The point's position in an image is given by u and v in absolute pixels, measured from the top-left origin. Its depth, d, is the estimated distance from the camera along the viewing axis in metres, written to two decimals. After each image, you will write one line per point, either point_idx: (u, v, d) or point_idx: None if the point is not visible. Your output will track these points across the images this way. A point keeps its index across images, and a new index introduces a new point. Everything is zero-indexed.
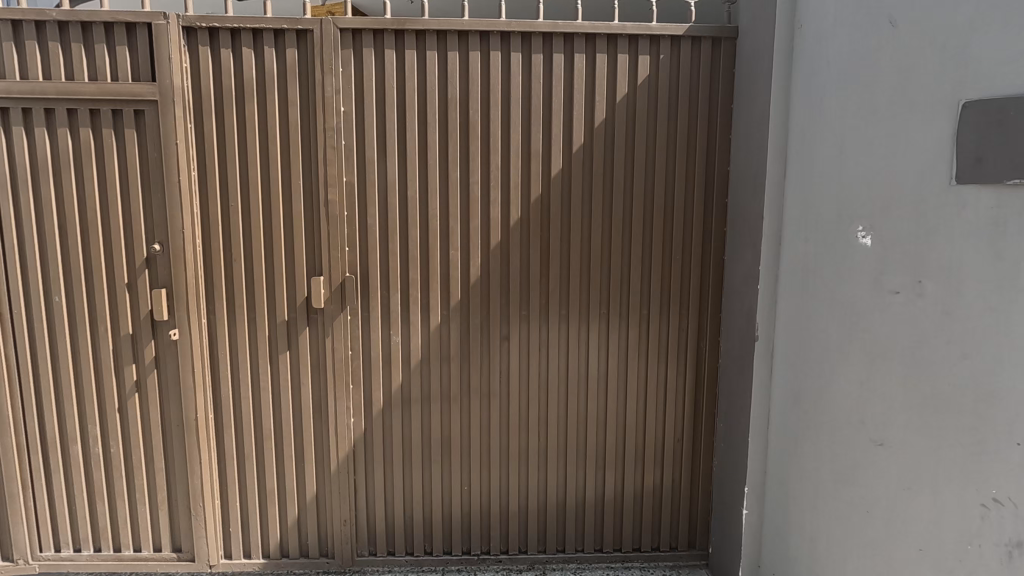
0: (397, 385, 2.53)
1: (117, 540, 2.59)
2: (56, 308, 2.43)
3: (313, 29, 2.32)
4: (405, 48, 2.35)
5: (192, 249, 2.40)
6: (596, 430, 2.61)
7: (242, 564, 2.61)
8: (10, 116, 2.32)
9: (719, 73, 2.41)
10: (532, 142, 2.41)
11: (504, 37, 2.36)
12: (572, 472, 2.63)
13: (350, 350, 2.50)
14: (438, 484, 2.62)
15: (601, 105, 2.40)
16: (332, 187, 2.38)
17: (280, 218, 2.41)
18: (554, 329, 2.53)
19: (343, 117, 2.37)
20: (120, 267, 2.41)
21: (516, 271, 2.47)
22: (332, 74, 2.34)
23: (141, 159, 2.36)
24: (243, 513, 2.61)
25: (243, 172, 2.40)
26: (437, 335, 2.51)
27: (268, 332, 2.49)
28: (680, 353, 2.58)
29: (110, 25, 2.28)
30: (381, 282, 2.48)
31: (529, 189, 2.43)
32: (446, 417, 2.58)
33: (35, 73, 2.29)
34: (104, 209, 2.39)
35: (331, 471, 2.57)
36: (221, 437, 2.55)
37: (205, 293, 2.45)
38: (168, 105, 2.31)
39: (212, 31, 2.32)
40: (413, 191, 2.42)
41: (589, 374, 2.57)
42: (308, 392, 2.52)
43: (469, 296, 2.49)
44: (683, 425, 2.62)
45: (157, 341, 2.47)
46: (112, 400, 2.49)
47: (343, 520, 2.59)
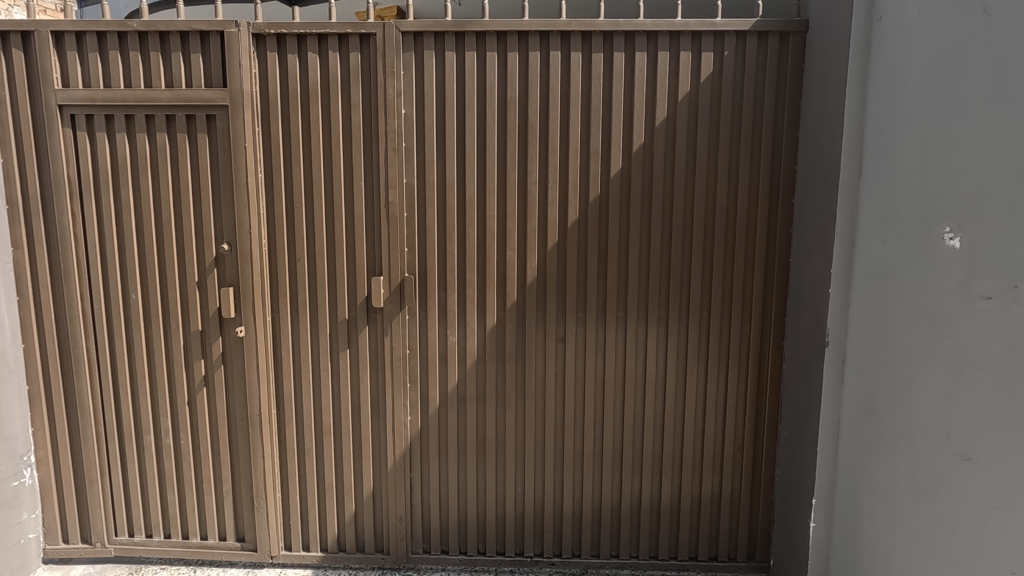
0: (454, 384, 2.55)
1: (185, 527, 2.71)
2: (133, 304, 2.55)
3: (376, 33, 2.36)
4: (465, 49, 2.36)
5: (258, 250, 2.48)
6: (653, 434, 2.57)
7: (302, 556, 2.68)
8: (94, 123, 2.45)
9: (786, 69, 2.32)
10: (591, 142, 2.38)
11: (564, 36, 2.34)
12: (628, 476, 2.60)
13: (408, 349, 2.53)
14: (492, 483, 2.63)
15: (663, 104, 2.36)
16: (393, 188, 2.43)
17: (341, 219, 2.46)
18: (611, 331, 2.50)
19: (404, 119, 2.40)
20: (192, 267, 2.51)
21: (573, 272, 2.45)
22: (394, 77, 2.37)
23: (212, 163, 2.45)
24: (303, 506, 2.68)
25: (307, 174, 2.46)
26: (493, 334, 2.52)
27: (329, 330, 2.55)
28: (742, 358, 2.51)
29: (185, 34, 2.37)
30: (439, 282, 2.51)
31: (587, 188, 2.41)
32: (501, 417, 2.59)
33: (117, 81, 2.41)
34: (178, 210, 2.49)
35: (388, 468, 2.61)
36: (283, 431, 2.62)
37: (271, 291, 2.53)
38: (237, 109, 2.39)
39: (280, 37, 2.39)
40: (471, 191, 2.43)
41: (646, 378, 2.53)
42: (366, 390, 2.57)
43: (526, 297, 2.48)
44: (744, 432, 2.54)
45: (224, 337, 2.56)
46: (183, 393, 2.60)
47: (398, 517, 2.63)
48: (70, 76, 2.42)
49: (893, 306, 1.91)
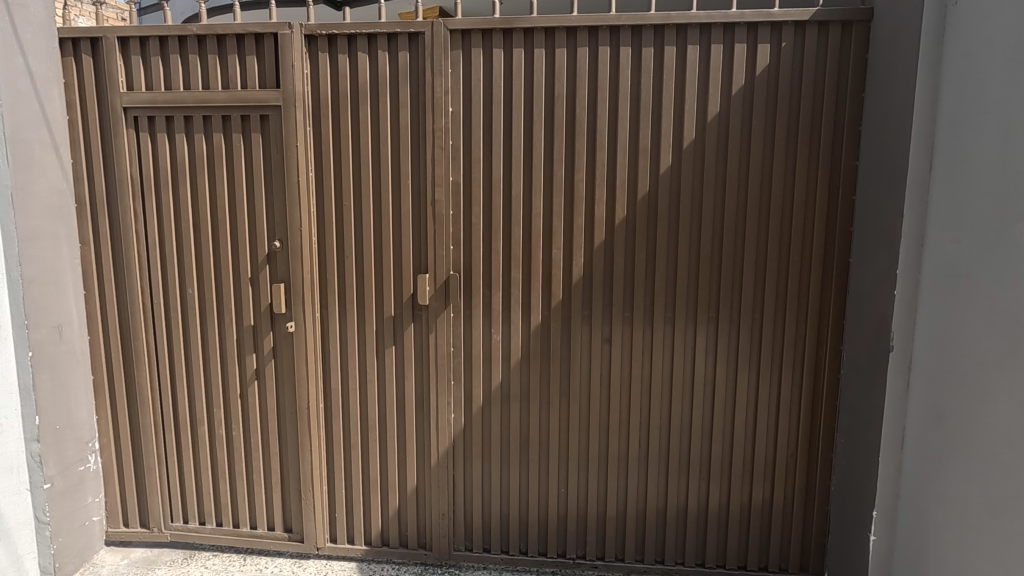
0: (497, 382, 2.55)
1: (236, 515, 2.79)
2: (190, 299, 2.64)
3: (424, 31, 2.37)
4: (513, 46, 2.35)
5: (309, 247, 2.53)
6: (701, 438, 2.50)
7: (346, 549, 2.72)
8: (156, 124, 2.55)
9: (848, 60, 2.21)
10: (640, 137, 2.33)
11: (614, 31, 2.30)
12: (675, 480, 2.54)
13: (452, 346, 2.54)
14: (535, 483, 2.61)
15: (716, 99, 2.29)
16: (439, 186, 2.43)
17: (389, 217, 2.49)
18: (659, 331, 2.44)
19: (451, 117, 2.41)
20: (246, 263, 2.58)
21: (620, 271, 2.41)
22: (442, 75, 2.38)
23: (265, 162, 2.51)
24: (349, 500, 2.73)
25: (356, 172, 2.50)
26: (538, 333, 2.50)
27: (376, 327, 2.58)
28: (796, 362, 2.41)
29: (240, 36, 2.44)
30: (483, 280, 2.50)
31: (636, 186, 2.37)
32: (545, 417, 2.57)
33: (177, 83, 2.50)
34: (233, 208, 2.56)
35: (431, 464, 2.63)
36: (331, 425, 2.67)
37: (320, 288, 2.58)
38: (290, 109, 2.45)
39: (331, 37, 2.42)
40: (517, 189, 2.42)
41: (695, 381, 2.47)
42: (411, 387, 2.59)
43: (571, 296, 2.45)
44: (798, 438, 2.45)
45: (275, 332, 2.63)
46: (235, 386, 2.68)
47: (441, 514, 2.65)
48: (133, 80, 2.53)
49: (966, 309, 1.80)
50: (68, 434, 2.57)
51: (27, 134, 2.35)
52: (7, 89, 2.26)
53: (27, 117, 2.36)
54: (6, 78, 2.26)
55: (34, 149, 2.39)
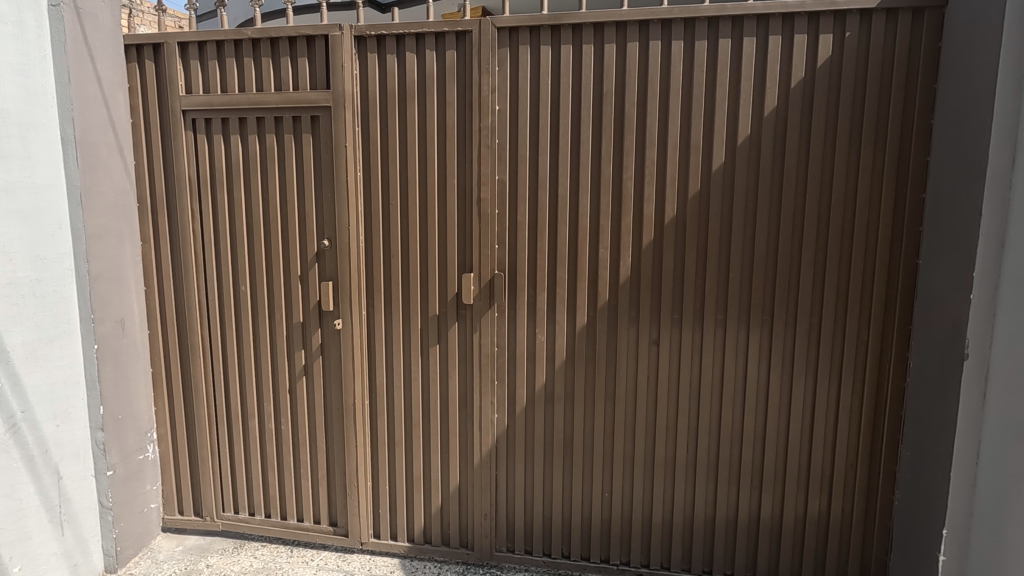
0: (541, 383, 2.52)
1: (284, 508, 2.86)
2: (242, 296, 2.72)
3: (472, 30, 2.36)
4: (561, 43, 2.31)
5: (357, 246, 2.56)
6: (753, 446, 2.41)
7: (389, 545, 2.75)
8: (213, 125, 2.63)
9: (920, 48, 2.08)
10: (692, 134, 2.26)
11: (665, 25, 2.24)
12: (724, 488, 2.45)
13: (496, 346, 2.53)
14: (579, 485, 2.58)
15: (773, 93, 2.19)
16: (485, 185, 2.42)
17: (434, 216, 2.50)
18: (709, 334, 2.37)
19: (498, 116, 2.39)
20: (296, 261, 2.64)
21: (669, 271, 2.35)
22: (489, 73, 2.37)
23: (315, 162, 2.56)
24: (392, 497, 2.75)
25: (403, 172, 2.52)
26: (583, 335, 2.46)
27: (420, 326, 2.59)
28: (858, 369, 2.29)
29: (293, 39, 2.49)
30: (528, 280, 2.48)
31: (687, 184, 2.29)
32: (589, 420, 2.53)
33: (232, 86, 2.57)
34: (284, 207, 2.62)
35: (474, 464, 2.62)
36: (375, 422, 2.70)
37: (367, 287, 2.61)
38: (340, 109, 2.48)
39: (380, 38, 2.45)
40: (563, 187, 2.38)
41: (747, 386, 2.38)
42: (455, 385, 2.59)
43: (618, 296, 2.40)
44: (858, 449, 2.32)
45: (323, 329, 2.67)
46: (285, 381, 2.74)
47: (483, 514, 2.64)
48: (192, 83, 2.62)
49: None
50: (129, 424, 2.69)
51: (95, 137, 2.47)
52: (77, 94, 2.37)
53: (95, 120, 2.47)
54: (77, 83, 2.37)
55: (101, 151, 2.50)
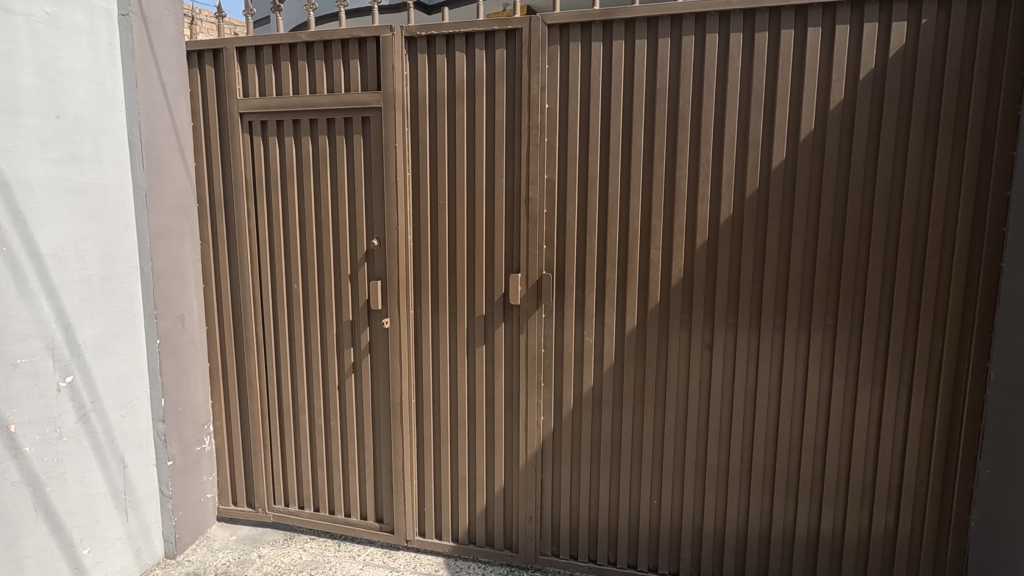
0: (589, 386, 2.48)
1: (332, 502, 2.91)
2: (294, 294, 2.78)
3: (522, 27, 2.33)
4: (613, 38, 2.26)
5: (405, 246, 2.58)
6: (813, 456, 2.30)
7: (434, 543, 2.76)
8: (268, 128, 2.70)
9: (1006, 34, 1.93)
10: (751, 130, 2.17)
11: (723, 17, 2.16)
12: (781, 500, 2.35)
13: (543, 348, 2.50)
14: (627, 491, 2.52)
15: (840, 86, 2.08)
16: (533, 184, 2.40)
17: (482, 215, 2.49)
18: (767, 339, 2.27)
19: (547, 114, 2.36)
20: (346, 260, 2.68)
21: (724, 273, 2.26)
22: (539, 70, 2.34)
23: (365, 162, 2.59)
24: (437, 496, 2.76)
25: (451, 172, 2.52)
26: (633, 337, 2.40)
27: (467, 325, 2.59)
28: (930, 379, 2.14)
29: (345, 42, 2.53)
30: (577, 281, 2.44)
31: (744, 182, 2.20)
32: (638, 425, 2.47)
33: (287, 89, 2.63)
34: (335, 206, 2.67)
35: (519, 466, 2.60)
36: (422, 421, 2.72)
37: (414, 287, 2.63)
38: (390, 110, 2.50)
39: (430, 38, 2.45)
40: (614, 187, 2.33)
41: (807, 394, 2.27)
42: (501, 386, 2.58)
43: (670, 298, 2.33)
44: (929, 464, 2.18)
45: (371, 328, 2.71)
46: (335, 378, 2.79)
47: (528, 517, 2.62)
48: (249, 87, 2.69)
49: None
50: (187, 416, 2.79)
51: (159, 140, 2.57)
52: (144, 99, 2.48)
53: (159, 124, 2.57)
54: (144, 89, 2.47)
55: (164, 154, 2.60)
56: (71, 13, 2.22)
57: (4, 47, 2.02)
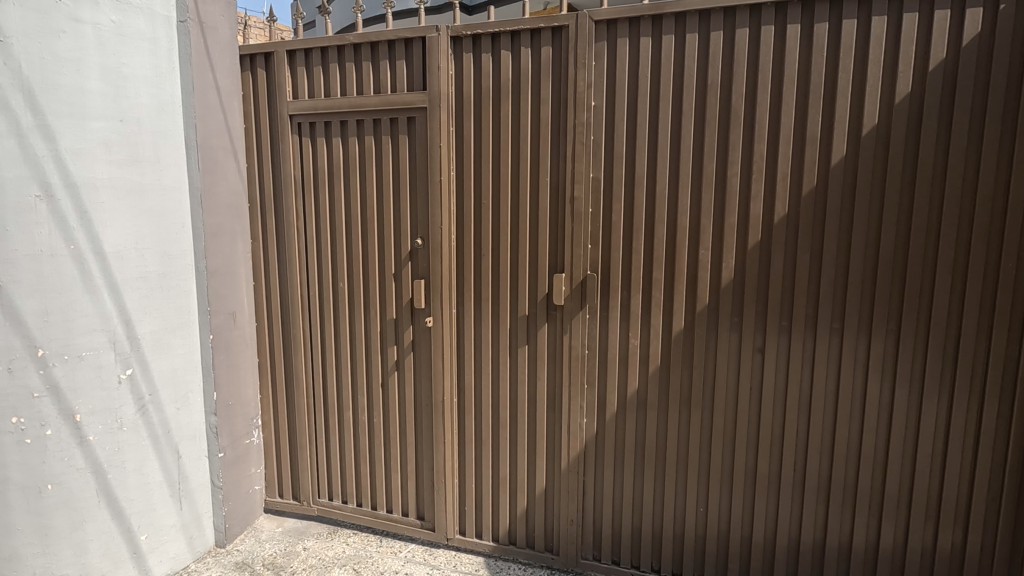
0: (634, 388, 2.43)
1: (374, 498, 2.95)
2: (340, 292, 2.82)
3: (569, 24, 2.31)
4: (663, 33, 2.20)
5: (448, 246, 2.58)
6: (872, 468, 2.19)
7: (475, 542, 2.76)
8: (316, 129, 2.75)
9: None
10: (809, 125, 2.08)
11: (780, 9, 2.08)
12: (836, 512, 2.25)
13: (587, 349, 2.46)
14: (672, 498, 2.45)
15: (906, 78, 1.97)
16: (579, 183, 2.36)
17: (526, 215, 2.47)
18: (823, 344, 2.17)
19: (593, 112, 2.32)
20: (390, 259, 2.70)
21: (778, 274, 2.17)
22: (586, 68, 2.30)
23: (410, 162, 2.61)
24: (478, 495, 2.76)
25: (495, 171, 2.51)
26: (680, 340, 2.34)
27: (510, 325, 2.58)
28: (1004, 389, 2.01)
29: (391, 42, 2.55)
30: (623, 281, 2.39)
31: (801, 179, 2.11)
32: (684, 430, 2.40)
33: (335, 91, 2.67)
34: (380, 206, 2.70)
35: (561, 468, 2.57)
36: (463, 420, 2.72)
37: (457, 287, 2.63)
38: (435, 110, 2.51)
39: (476, 37, 2.45)
40: (662, 185, 2.27)
41: (866, 402, 2.16)
42: (544, 387, 2.55)
43: (720, 300, 2.26)
44: (1002, 479, 2.05)
45: (414, 326, 2.72)
46: (378, 375, 2.82)
47: (570, 520, 2.58)
48: (299, 89, 2.75)
49: None
50: (238, 410, 2.87)
51: (213, 142, 2.65)
52: (200, 102, 2.56)
53: (214, 126, 2.65)
54: (200, 92, 2.56)
55: (218, 155, 2.68)
56: (134, 21, 2.32)
57: (74, 55, 2.14)
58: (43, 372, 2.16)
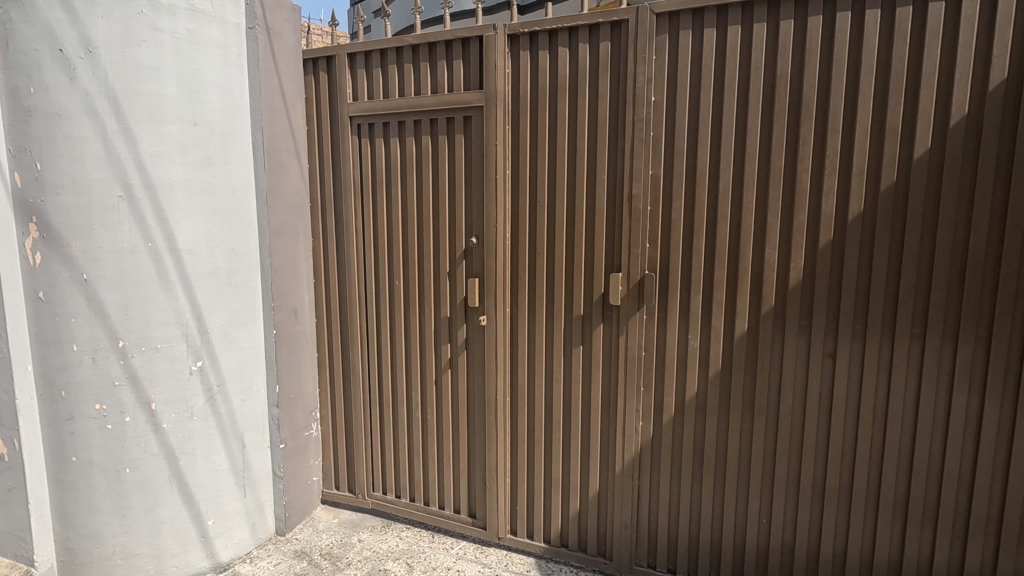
0: (693, 392, 2.35)
1: (427, 494, 2.98)
2: (396, 290, 2.87)
3: (629, 18, 2.26)
4: (728, 24, 2.12)
5: (503, 244, 2.58)
6: (956, 484, 2.04)
7: (526, 543, 2.75)
8: (375, 129, 2.80)
9: None
10: (889, 116, 1.95)
11: None
12: (915, 530, 2.11)
13: (643, 351, 2.41)
14: (732, 506, 2.36)
15: (1002, 63, 1.81)
16: (638, 180, 2.31)
17: (583, 214, 2.43)
18: (903, 351, 2.03)
19: (653, 108, 2.26)
20: (445, 258, 2.73)
21: (852, 276, 2.05)
22: (646, 62, 2.24)
23: (466, 161, 2.62)
24: (530, 495, 2.75)
25: (551, 169, 2.48)
26: (743, 343, 2.24)
27: (564, 325, 2.55)
28: None
29: (449, 42, 2.57)
30: (682, 281, 2.32)
31: (880, 174, 1.98)
32: (746, 437, 2.31)
33: (393, 92, 2.72)
34: (436, 205, 2.72)
35: (616, 472, 2.52)
36: (516, 419, 2.71)
37: (512, 286, 2.62)
38: (492, 109, 2.51)
39: (533, 35, 2.43)
40: (726, 181, 2.19)
41: (949, 414, 2.02)
42: (598, 388, 2.51)
43: (787, 302, 2.16)
44: None
45: (468, 325, 2.74)
46: (432, 373, 2.85)
47: (623, 524, 2.53)
48: (358, 91, 2.81)
49: None
50: (298, 403, 2.97)
51: (278, 143, 2.74)
52: (266, 105, 2.66)
53: (280, 128, 2.75)
54: (267, 96, 2.65)
55: (283, 156, 2.78)
56: (208, 29, 2.43)
57: (153, 63, 2.28)
58: (122, 362, 2.35)
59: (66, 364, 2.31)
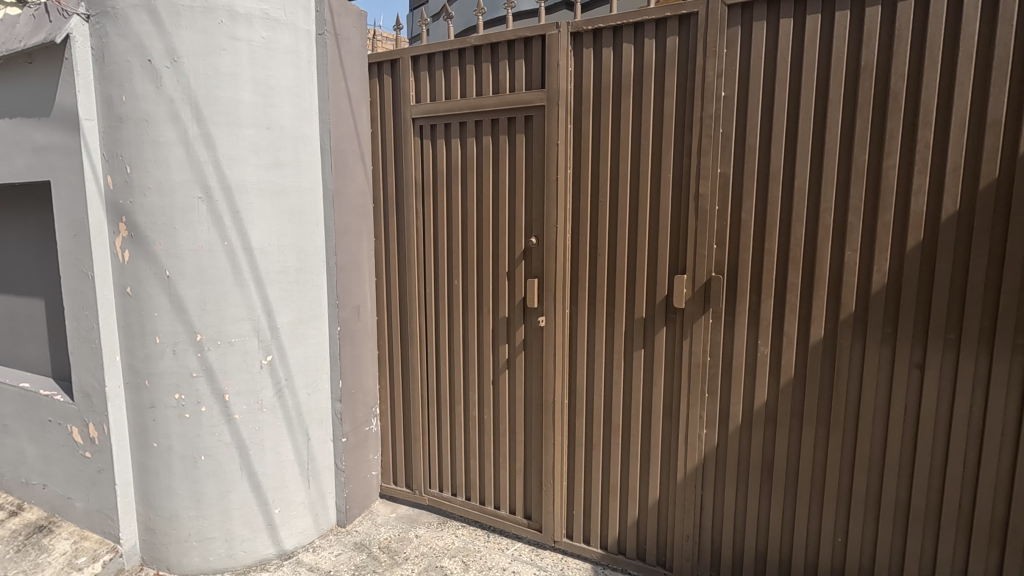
0: (762, 400, 2.25)
1: (483, 494, 2.99)
2: (455, 289, 2.89)
3: (697, 11, 2.18)
4: (807, 13, 2.00)
5: (563, 244, 2.55)
6: None
7: (582, 548, 2.71)
8: (436, 130, 2.83)
9: None
10: (991, 107, 1.79)
11: None
12: (1014, 559, 1.93)
13: (708, 356, 2.32)
14: (803, 522, 2.24)
15: None
16: (705, 178, 2.22)
17: (647, 213, 2.37)
18: (1002, 363, 1.86)
19: (723, 103, 2.17)
20: (504, 258, 2.72)
21: (945, 280, 1.89)
22: (716, 56, 2.16)
23: (527, 161, 2.61)
24: (588, 500, 2.70)
25: (614, 168, 2.43)
26: (819, 350, 2.12)
27: (625, 327, 2.49)
28: None
29: (511, 42, 2.56)
30: (752, 284, 2.22)
31: (979, 170, 1.82)
32: (820, 449, 2.18)
33: (455, 93, 2.74)
34: (496, 205, 2.72)
35: (677, 480, 2.44)
36: (573, 422, 2.68)
37: (571, 286, 2.59)
38: (554, 108, 2.48)
39: (597, 31, 2.39)
40: (802, 179, 2.07)
41: None
42: (660, 394, 2.43)
43: (870, 307, 2.02)
44: None
45: (526, 326, 2.72)
46: (489, 372, 2.85)
47: (685, 535, 2.45)
48: (421, 93, 2.85)
49: None
50: (360, 399, 3.04)
51: (345, 145, 2.82)
52: (334, 108, 2.73)
53: (346, 130, 2.82)
54: (335, 99, 2.73)
55: (349, 157, 2.85)
56: (281, 36, 2.52)
57: (231, 70, 2.38)
58: (200, 355, 2.49)
59: (150, 356, 2.48)
